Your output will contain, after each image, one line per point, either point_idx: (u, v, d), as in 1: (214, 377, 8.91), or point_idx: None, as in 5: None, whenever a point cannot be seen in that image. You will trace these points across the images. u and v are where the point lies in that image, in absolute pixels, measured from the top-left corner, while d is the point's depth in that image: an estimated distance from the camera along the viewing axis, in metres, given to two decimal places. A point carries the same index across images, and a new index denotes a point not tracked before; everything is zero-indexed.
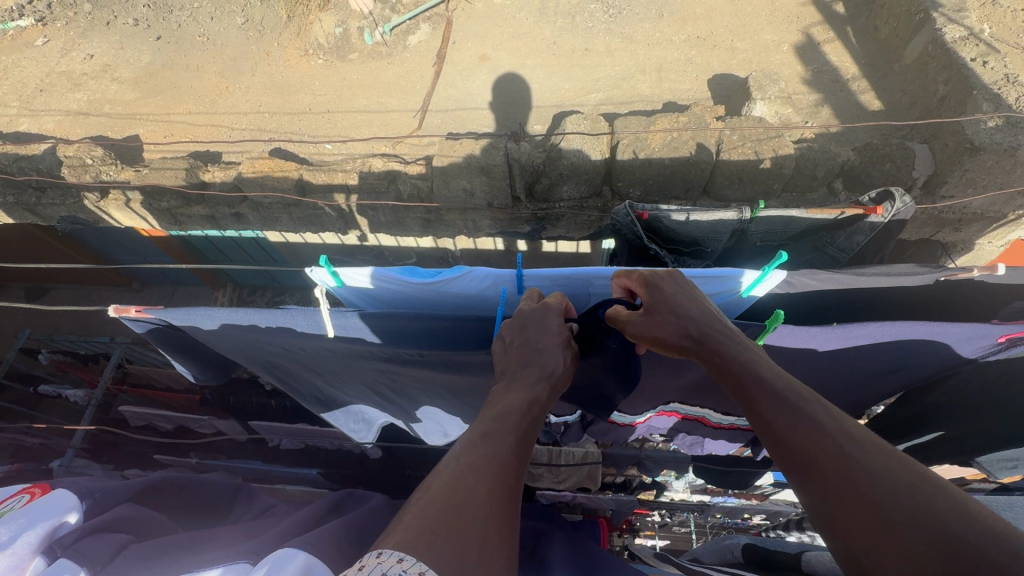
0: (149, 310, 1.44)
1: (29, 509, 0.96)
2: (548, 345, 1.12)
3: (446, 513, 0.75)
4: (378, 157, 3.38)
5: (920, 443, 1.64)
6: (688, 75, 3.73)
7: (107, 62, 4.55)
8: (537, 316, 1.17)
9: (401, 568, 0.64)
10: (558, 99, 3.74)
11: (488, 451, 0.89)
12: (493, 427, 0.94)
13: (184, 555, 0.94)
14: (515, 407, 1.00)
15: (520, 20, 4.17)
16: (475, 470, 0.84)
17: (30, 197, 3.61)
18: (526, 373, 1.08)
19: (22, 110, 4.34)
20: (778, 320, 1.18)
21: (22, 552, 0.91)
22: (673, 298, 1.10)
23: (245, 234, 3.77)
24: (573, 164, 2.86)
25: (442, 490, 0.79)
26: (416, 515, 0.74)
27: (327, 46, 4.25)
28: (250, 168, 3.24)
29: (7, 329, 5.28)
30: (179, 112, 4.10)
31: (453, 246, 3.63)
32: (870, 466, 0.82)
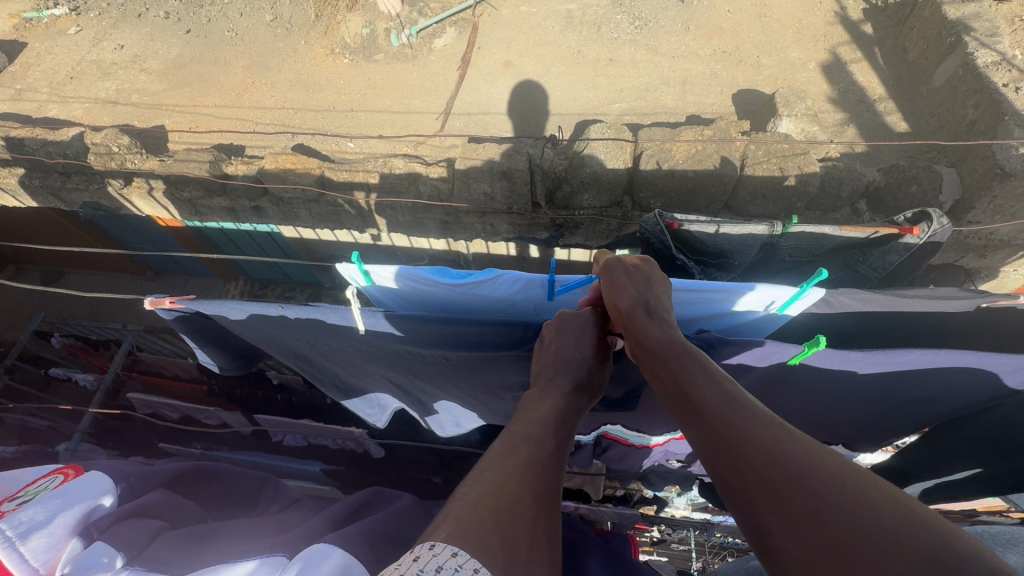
0: (182, 301, 1.46)
1: (64, 489, 0.96)
2: (583, 355, 1.13)
3: (495, 509, 0.75)
4: (400, 158, 3.39)
5: (945, 477, 1.62)
6: (712, 89, 3.71)
7: (137, 53, 4.62)
8: (577, 323, 1.15)
9: (457, 563, 0.62)
10: (580, 107, 3.74)
11: (530, 453, 0.89)
12: (531, 432, 0.95)
13: (217, 546, 0.93)
14: (552, 415, 1.01)
15: (545, 28, 4.21)
16: (519, 472, 0.84)
17: (56, 182, 3.68)
18: (561, 383, 1.09)
19: (52, 96, 4.40)
20: (818, 345, 1.19)
21: (56, 533, 0.89)
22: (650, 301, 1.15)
23: (260, 227, 3.79)
24: (595, 173, 2.86)
25: (488, 488, 0.79)
26: (464, 510, 0.73)
27: (354, 47, 4.29)
28: (273, 163, 3.29)
29: (20, 311, 5.34)
30: (205, 105, 4.14)
31: (467, 249, 3.63)
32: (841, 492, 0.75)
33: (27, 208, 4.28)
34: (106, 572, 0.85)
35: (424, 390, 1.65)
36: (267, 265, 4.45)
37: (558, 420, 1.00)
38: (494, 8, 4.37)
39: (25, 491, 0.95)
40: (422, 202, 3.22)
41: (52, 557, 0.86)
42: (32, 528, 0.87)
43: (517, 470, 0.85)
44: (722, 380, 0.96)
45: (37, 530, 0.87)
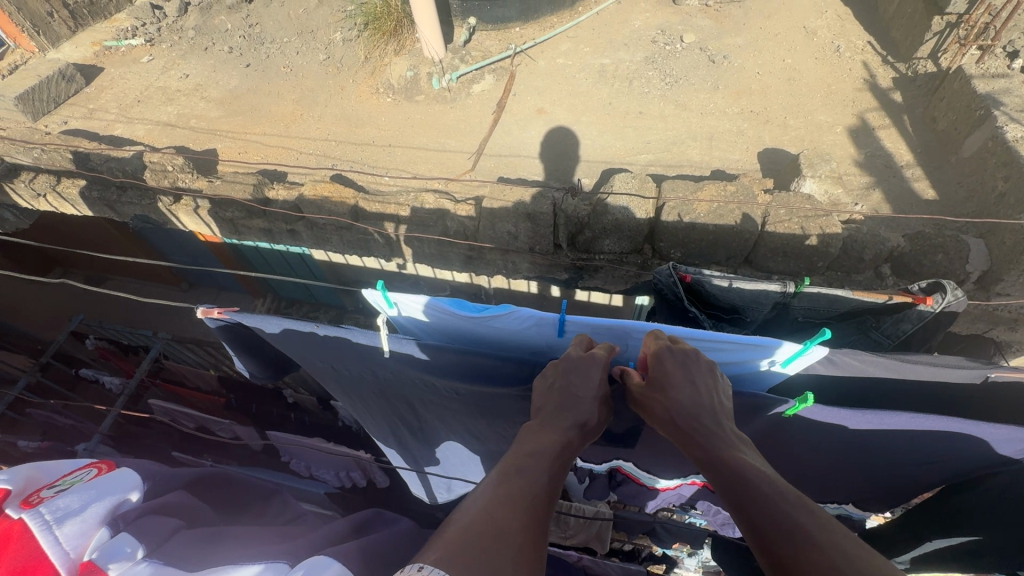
0: (229, 312, 1.56)
1: (97, 482, 1.02)
2: (587, 394, 1.15)
3: (482, 537, 0.80)
4: (431, 194, 3.54)
5: (954, 541, 1.46)
6: (739, 146, 3.79)
7: (199, 82, 5.00)
8: (580, 362, 1.18)
9: None
10: (608, 156, 3.85)
11: (522, 485, 0.94)
12: (528, 463, 0.99)
13: (228, 550, 0.99)
14: (549, 447, 1.04)
15: (579, 81, 4.44)
16: (510, 503, 0.89)
17: (112, 195, 3.94)
18: (562, 417, 1.12)
19: (118, 117, 4.75)
20: (807, 402, 1.23)
21: (88, 520, 0.94)
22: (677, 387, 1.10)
23: (292, 249, 3.93)
24: (617, 221, 2.96)
25: (478, 517, 0.85)
26: (455, 540, 0.79)
27: (397, 87, 4.55)
28: (312, 191, 3.51)
29: (59, 313, 5.62)
30: (255, 133, 4.42)
31: (488, 284, 3.70)
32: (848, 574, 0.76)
33: (81, 217, 4.60)
34: (128, 561, 0.90)
35: (434, 419, 1.70)
36: (296, 285, 4.62)
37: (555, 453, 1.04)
38: (532, 59, 4.72)
39: (62, 481, 1.01)
40: (447, 236, 3.35)
41: (81, 543, 0.91)
42: (68, 514, 0.93)
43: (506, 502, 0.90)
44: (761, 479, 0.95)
45: (71, 516, 0.93)
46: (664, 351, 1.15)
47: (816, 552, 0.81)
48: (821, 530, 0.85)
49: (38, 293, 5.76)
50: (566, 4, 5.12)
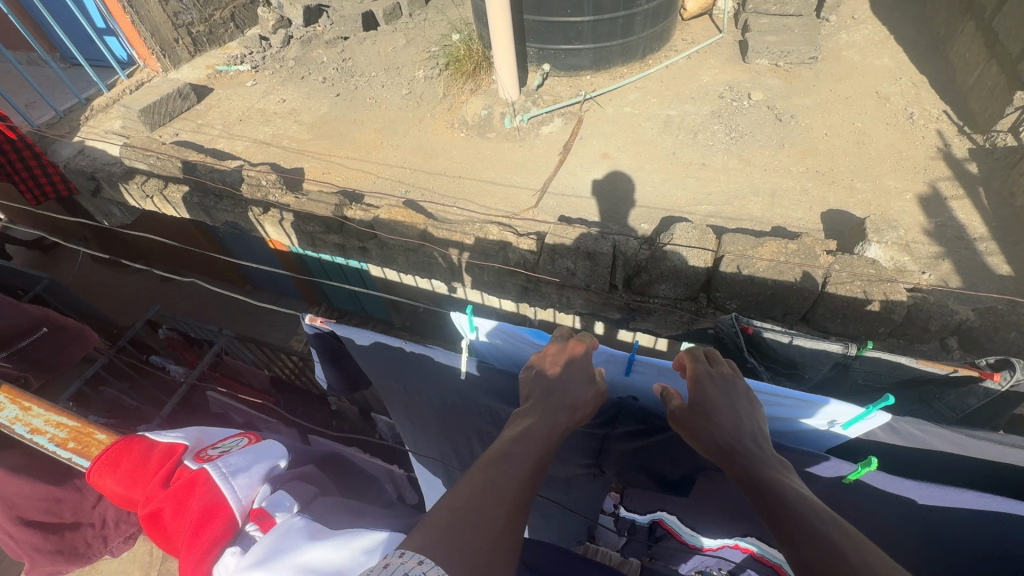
0: (329, 322, 1.75)
1: (254, 447, 1.20)
2: (575, 377, 1.23)
3: (464, 521, 0.88)
4: (495, 225, 3.74)
5: None
6: (802, 204, 3.81)
7: (294, 107, 5.52)
8: (569, 351, 1.29)
9: (421, 569, 0.77)
10: (668, 204, 3.95)
11: (512, 467, 1.00)
12: (519, 447, 1.04)
13: (357, 513, 1.11)
14: (542, 430, 1.10)
15: (644, 130, 4.62)
16: (498, 486, 0.96)
17: (210, 202, 4.36)
18: (555, 399, 1.18)
19: (221, 132, 5.29)
20: (869, 466, 1.24)
21: (252, 477, 1.12)
22: (711, 405, 1.15)
23: (353, 263, 4.25)
24: (675, 267, 3.06)
25: (464, 499, 0.92)
26: (439, 522, 0.87)
27: (471, 123, 4.86)
28: (387, 214, 3.79)
29: (139, 302, 6.13)
30: (339, 156, 4.82)
31: (534, 316, 3.74)
32: None
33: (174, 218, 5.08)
34: (287, 512, 1.07)
35: None
36: (350, 297, 4.94)
37: (550, 436, 1.10)
38: (600, 106, 4.94)
39: (221, 445, 1.22)
40: (507, 265, 3.52)
41: (249, 493, 1.10)
42: (238, 470, 1.12)
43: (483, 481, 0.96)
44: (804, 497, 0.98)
45: (241, 472, 1.12)
46: (696, 366, 1.22)
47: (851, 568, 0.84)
48: (858, 550, 0.86)
49: (124, 283, 6.31)
50: (636, 56, 5.38)
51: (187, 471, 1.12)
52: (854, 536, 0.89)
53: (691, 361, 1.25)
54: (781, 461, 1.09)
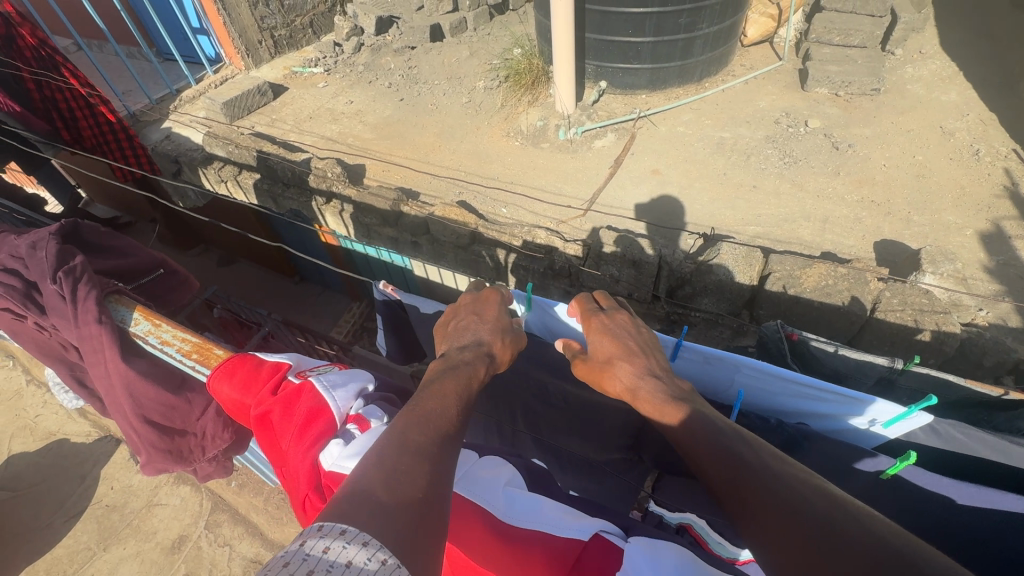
0: (400, 291, 1.92)
1: (346, 372, 1.32)
2: (478, 339, 1.38)
3: (381, 483, 0.92)
4: (542, 230, 3.87)
5: None
6: (855, 232, 3.77)
7: (361, 108, 5.85)
8: (474, 321, 1.47)
9: (344, 537, 0.81)
10: (716, 223, 3.98)
11: (416, 424, 1.06)
12: (425, 410, 1.10)
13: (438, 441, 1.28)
14: (448, 393, 1.17)
15: (696, 150, 4.68)
16: (407, 447, 1.00)
17: (277, 189, 4.63)
18: (460, 364, 1.28)
19: (292, 127, 5.66)
20: (909, 460, 1.17)
21: (348, 393, 1.24)
22: (602, 343, 1.31)
23: (395, 259, 4.19)
24: (719, 282, 3.11)
25: (376, 464, 0.95)
26: (354, 486, 0.90)
27: (526, 133, 5.04)
28: (441, 212, 4.04)
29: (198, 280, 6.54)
30: (399, 155, 5.08)
31: None
32: (788, 486, 0.91)
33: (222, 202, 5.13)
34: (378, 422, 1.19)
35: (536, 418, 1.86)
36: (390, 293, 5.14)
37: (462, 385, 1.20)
38: (653, 125, 5.04)
39: (318, 368, 1.34)
40: (552, 268, 3.62)
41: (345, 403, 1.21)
42: (336, 385, 1.24)
43: (391, 442, 1.01)
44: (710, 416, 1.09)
45: (339, 387, 1.24)
46: (587, 312, 1.40)
47: (754, 471, 0.95)
48: (757, 453, 0.99)
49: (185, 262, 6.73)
50: (693, 79, 5.46)
51: (292, 383, 1.22)
52: (755, 443, 1.02)
53: (579, 307, 1.44)
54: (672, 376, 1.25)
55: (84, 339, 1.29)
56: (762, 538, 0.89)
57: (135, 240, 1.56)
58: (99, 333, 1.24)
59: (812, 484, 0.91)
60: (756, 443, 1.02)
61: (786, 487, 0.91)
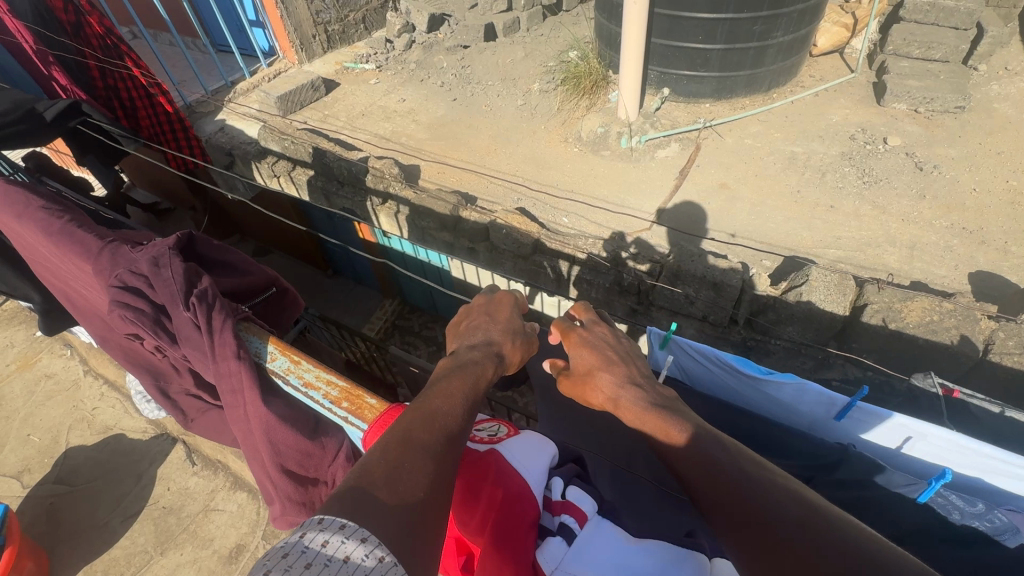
0: None
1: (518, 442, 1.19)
2: (481, 342, 1.43)
3: (384, 477, 0.93)
4: (608, 243, 3.72)
5: None
6: (946, 261, 3.52)
7: (413, 107, 5.74)
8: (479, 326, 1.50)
9: (345, 533, 0.81)
10: (793, 244, 3.78)
11: (418, 417, 1.08)
12: (430, 403, 1.12)
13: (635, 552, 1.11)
14: (453, 390, 1.19)
15: (766, 164, 4.47)
16: (412, 440, 1.02)
17: (332, 188, 4.53)
18: (465, 362, 1.32)
19: (345, 124, 5.59)
20: None
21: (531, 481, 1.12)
22: (593, 356, 1.37)
23: (433, 259, 4.14)
24: (808, 313, 2.93)
25: (379, 458, 0.97)
26: (358, 480, 0.91)
27: (586, 139, 4.86)
28: (503, 219, 3.92)
29: None
30: (455, 157, 4.97)
31: None
32: (768, 495, 0.93)
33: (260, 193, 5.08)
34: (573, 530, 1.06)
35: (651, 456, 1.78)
36: None
37: (464, 388, 1.21)
38: (720, 135, 4.82)
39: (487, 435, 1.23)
40: (619, 284, 3.45)
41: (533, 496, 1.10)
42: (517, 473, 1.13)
43: (400, 441, 1.01)
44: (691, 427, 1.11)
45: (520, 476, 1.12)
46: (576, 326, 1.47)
47: (737, 480, 0.97)
48: (737, 463, 1.00)
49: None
50: (761, 89, 5.23)
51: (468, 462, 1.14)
52: (735, 452, 1.03)
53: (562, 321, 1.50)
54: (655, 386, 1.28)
55: (227, 375, 1.21)
56: (742, 545, 0.91)
57: (248, 256, 1.54)
58: (239, 370, 1.19)
59: (788, 492, 0.93)
60: (736, 451, 1.03)
61: (768, 496, 0.93)
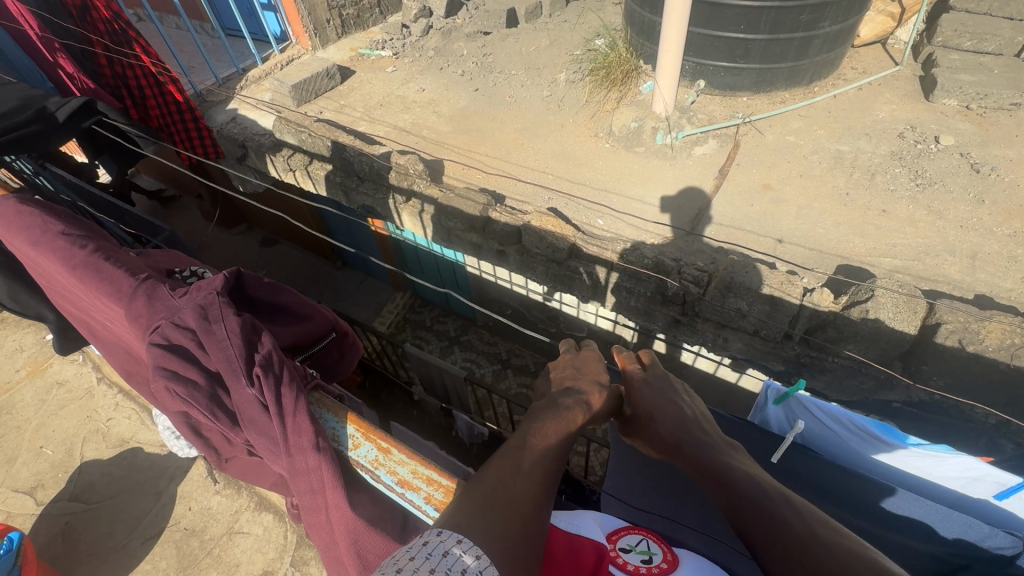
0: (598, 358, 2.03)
1: (675, 562, 1.35)
2: (580, 383, 1.60)
3: (487, 501, 1.08)
4: (649, 248, 3.50)
5: None
6: (1011, 273, 3.31)
7: (434, 97, 5.47)
8: (573, 363, 1.71)
9: (459, 548, 0.96)
10: (845, 251, 3.57)
11: (519, 452, 1.22)
12: (530, 439, 1.28)
13: None
14: (553, 426, 1.34)
15: (811, 163, 4.24)
16: (514, 470, 1.16)
17: (352, 183, 4.31)
18: (562, 397, 1.49)
19: (363, 115, 5.35)
20: None
21: None
22: (669, 410, 1.55)
23: (450, 254, 4.48)
24: (875, 331, 2.72)
25: (489, 484, 1.12)
26: (472, 503, 1.07)
27: (618, 134, 4.62)
28: (537, 221, 3.62)
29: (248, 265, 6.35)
30: (479, 152, 4.74)
31: (630, 335, 4.05)
32: (837, 556, 1.04)
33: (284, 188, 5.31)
34: None
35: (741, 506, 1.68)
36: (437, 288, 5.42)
37: (556, 424, 1.36)
38: (759, 132, 4.58)
39: (642, 548, 1.37)
40: (662, 293, 3.24)
41: None
42: None
43: (503, 470, 1.16)
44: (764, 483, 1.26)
45: None
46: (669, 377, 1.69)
47: (804, 539, 1.09)
48: (804, 524, 1.13)
49: (231, 243, 6.59)
50: (802, 81, 4.95)
51: None
52: (804, 514, 1.15)
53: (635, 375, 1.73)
54: (720, 440, 1.45)
55: (301, 471, 1.29)
56: None
57: (314, 314, 1.81)
58: (320, 464, 1.27)
59: (854, 553, 1.05)
60: (809, 513, 1.16)
61: (836, 556, 1.04)
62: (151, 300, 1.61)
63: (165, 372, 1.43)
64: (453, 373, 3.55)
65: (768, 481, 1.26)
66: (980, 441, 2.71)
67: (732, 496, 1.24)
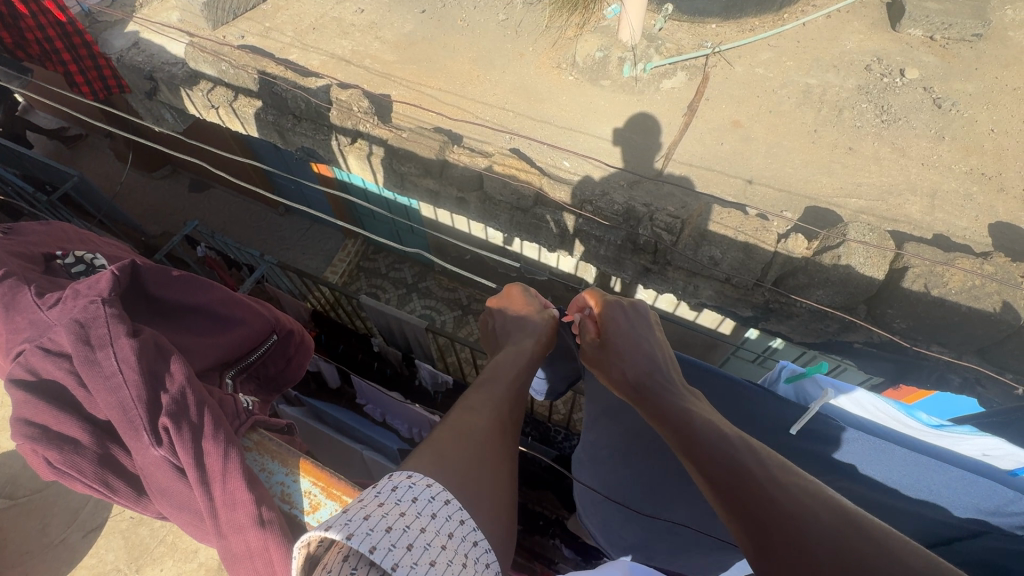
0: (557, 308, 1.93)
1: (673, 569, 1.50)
2: (526, 346, 1.63)
3: (440, 450, 1.10)
4: (619, 192, 3.29)
5: None
6: (966, 212, 3.39)
7: (375, 19, 4.80)
8: (523, 322, 1.74)
9: (411, 481, 0.96)
10: (813, 192, 3.53)
11: (471, 417, 1.25)
12: (481, 405, 1.30)
13: None
14: (499, 394, 1.37)
15: (781, 98, 4.07)
16: (471, 433, 1.18)
17: (286, 122, 3.78)
18: (510, 363, 1.53)
19: (294, 41, 4.66)
20: None
21: None
22: (628, 337, 1.58)
23: (402, 199, 4.10)
24: (845, 277, 2.69)
25: (446, 436, 1.15)
26: (426, 453, 1.08)
27: (583, 65, 4.23)
28: (499, 164, 3.29)
29: (173, 214, 5.71)
30: (431, 86, 4.26)
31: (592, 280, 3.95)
32: (786, 500, 1.05)
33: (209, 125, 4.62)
34: None
35: None
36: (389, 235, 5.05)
37: (503, 374, 1.47)
38: (729, 63, 4.33)
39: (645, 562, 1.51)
40: (633, 242, 3.09)
41: None
42: None
43: (455, 429, 1.19)
44: (719, 424, 1.27)
45: None
46: (642, 305, 1.68)
47: (758, 482, 1.10)
48: (761, 463, 1.14)
49: (150, 190, 5.87)
50: (773, 7, 4.67)
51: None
52: (759, 452, 1.17)
53: (607, 307, 1.68)
54: (684, 387, 1.46)
55: (239, 554, 1.16)
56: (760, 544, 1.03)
57: (241, 313, 1.64)
58: (263, 541, 1.13)
59: (810, 494, 1.06)
60: (763, 453, 1.17)
61: (783, 499, 1.06)
62: (16, 315, 1.38)
63: (35, 433, 1.25)
64: (415, 324, 3.35)
65: (722, 423, 1.27)
66: (931, 375, 2.90)
67: (693, 442, 1.24)
